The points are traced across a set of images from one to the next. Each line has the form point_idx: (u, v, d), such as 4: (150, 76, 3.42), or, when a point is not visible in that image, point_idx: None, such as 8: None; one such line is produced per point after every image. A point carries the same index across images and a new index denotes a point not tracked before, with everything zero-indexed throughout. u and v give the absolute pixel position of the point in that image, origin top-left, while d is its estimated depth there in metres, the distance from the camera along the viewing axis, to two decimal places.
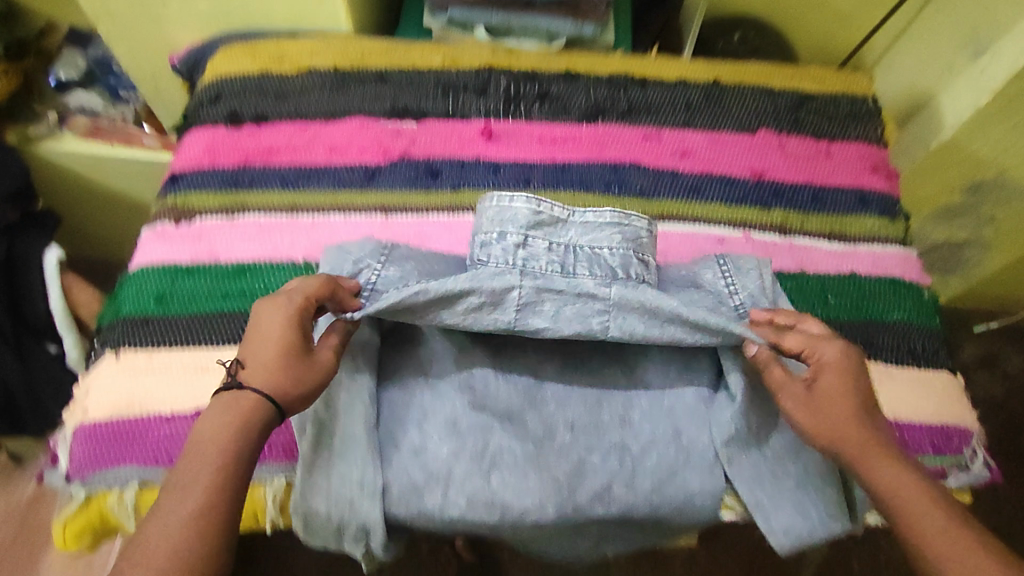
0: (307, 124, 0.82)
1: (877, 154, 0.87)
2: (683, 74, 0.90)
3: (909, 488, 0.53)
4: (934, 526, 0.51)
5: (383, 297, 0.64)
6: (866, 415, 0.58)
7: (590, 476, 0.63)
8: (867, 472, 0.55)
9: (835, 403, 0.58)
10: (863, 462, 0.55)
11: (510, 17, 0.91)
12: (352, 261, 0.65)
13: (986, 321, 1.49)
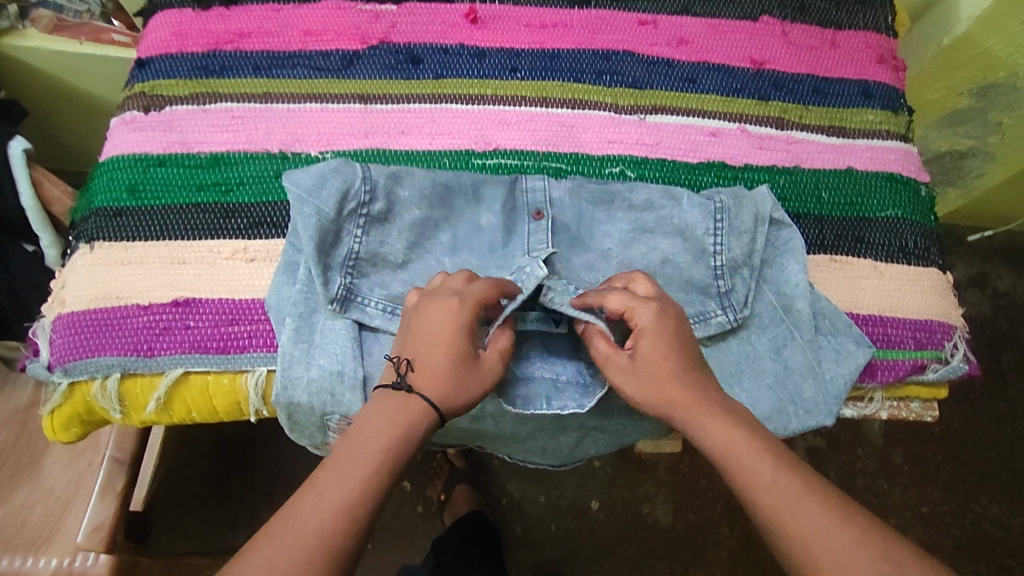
0: (279, 6, 0.77)
1: (884, 44, 0.82)
2: None
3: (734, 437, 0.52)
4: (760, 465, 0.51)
5: (352, 203, 0.63)
6: (687, 365, 0.56)
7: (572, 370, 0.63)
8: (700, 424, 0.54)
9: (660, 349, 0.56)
10: (687, 415, 0.54)
11: None
12: (326, 175, 0.63)
13: (982, 239, 1.47)
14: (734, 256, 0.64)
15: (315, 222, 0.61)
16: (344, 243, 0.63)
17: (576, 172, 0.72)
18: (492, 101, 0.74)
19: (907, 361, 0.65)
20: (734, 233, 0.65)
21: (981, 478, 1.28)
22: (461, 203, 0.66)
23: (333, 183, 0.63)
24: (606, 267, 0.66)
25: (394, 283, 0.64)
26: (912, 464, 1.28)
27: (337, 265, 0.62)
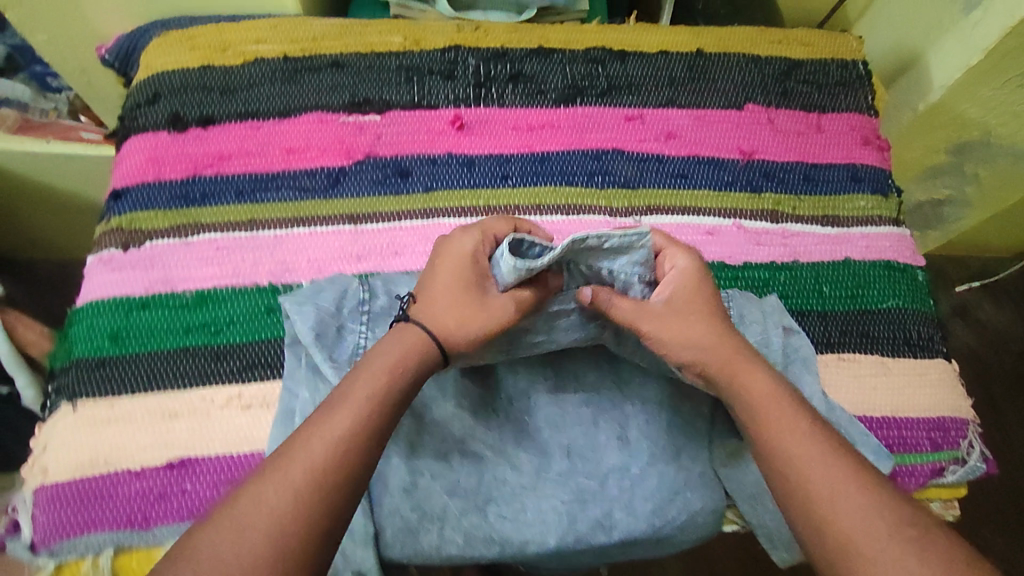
0: (258, 123, 0.75)
1: (867, 124, 0.82)
2: (665, 43, 0.84)
3: (775, 412, 0.55)
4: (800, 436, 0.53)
5: (350, 303, 0.63)
6: None
7: (591, 502, 0.60)
8: (741, 386, 0.56)
9: (685, 314, 0.58)
10: None
11: None
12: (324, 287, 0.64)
13: (961, 272, 1.51)
14: None
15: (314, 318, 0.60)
16: (347, 339, 0.61)
17: None
18: (485, 213, 0.72)
19: (925, 465, 0.65)
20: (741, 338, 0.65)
21: (985, 514, 1.28)
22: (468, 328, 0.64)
23: (333, 287, 0.64)
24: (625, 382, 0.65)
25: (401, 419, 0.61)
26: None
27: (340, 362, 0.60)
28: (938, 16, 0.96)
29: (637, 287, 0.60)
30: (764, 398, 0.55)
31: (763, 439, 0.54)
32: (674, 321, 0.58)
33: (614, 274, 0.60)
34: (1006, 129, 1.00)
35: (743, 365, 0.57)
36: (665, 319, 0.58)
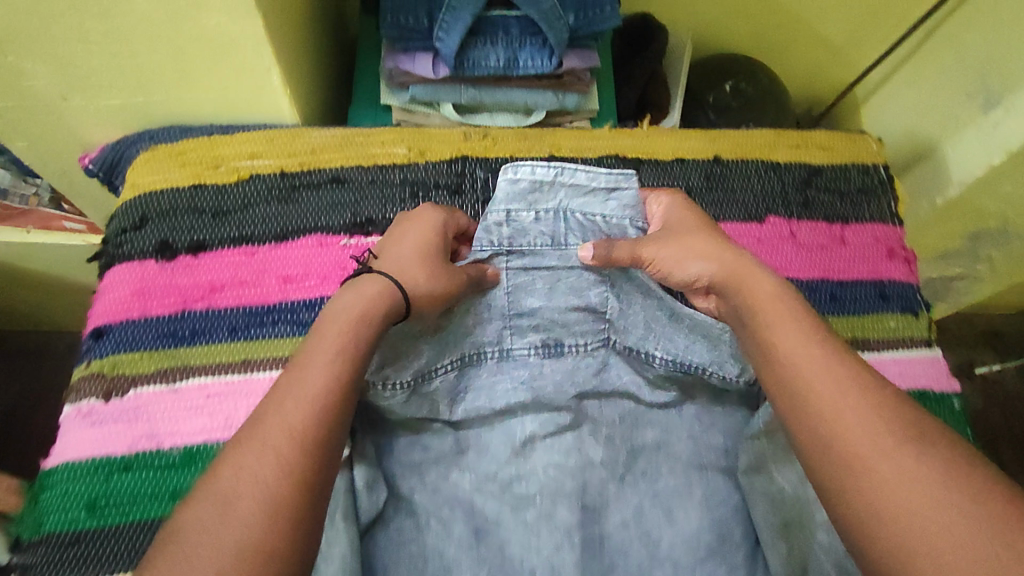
0: (253, 249, 0.70)
1: (892, 234, 0.79)
2: (680, 149, 0.81)
3: (801, 355, 0.51)
4: (828, 380, 0.49)
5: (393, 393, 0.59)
6: None
7: None
8: (743, 290, 0.57)
9: (683, 230, 0.63)
10: None
11: (482, 93, 0.78)
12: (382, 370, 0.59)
13: (972, 340, 1.47)
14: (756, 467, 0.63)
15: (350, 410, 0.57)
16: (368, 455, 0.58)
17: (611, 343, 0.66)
18: None
19: None
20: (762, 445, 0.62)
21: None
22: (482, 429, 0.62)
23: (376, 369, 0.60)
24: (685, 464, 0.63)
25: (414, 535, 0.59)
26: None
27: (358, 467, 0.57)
28: (957, 107, 0.92)
29: (630, 226, 0.67)
30: (764, 307, 0.55)
31: (783, 374, 0.51)
32: (677, 249, 0.61)
33: (608, 220, 0.67)
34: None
35: (742, 269, 0.59)
36: (658, 242, 0.62)
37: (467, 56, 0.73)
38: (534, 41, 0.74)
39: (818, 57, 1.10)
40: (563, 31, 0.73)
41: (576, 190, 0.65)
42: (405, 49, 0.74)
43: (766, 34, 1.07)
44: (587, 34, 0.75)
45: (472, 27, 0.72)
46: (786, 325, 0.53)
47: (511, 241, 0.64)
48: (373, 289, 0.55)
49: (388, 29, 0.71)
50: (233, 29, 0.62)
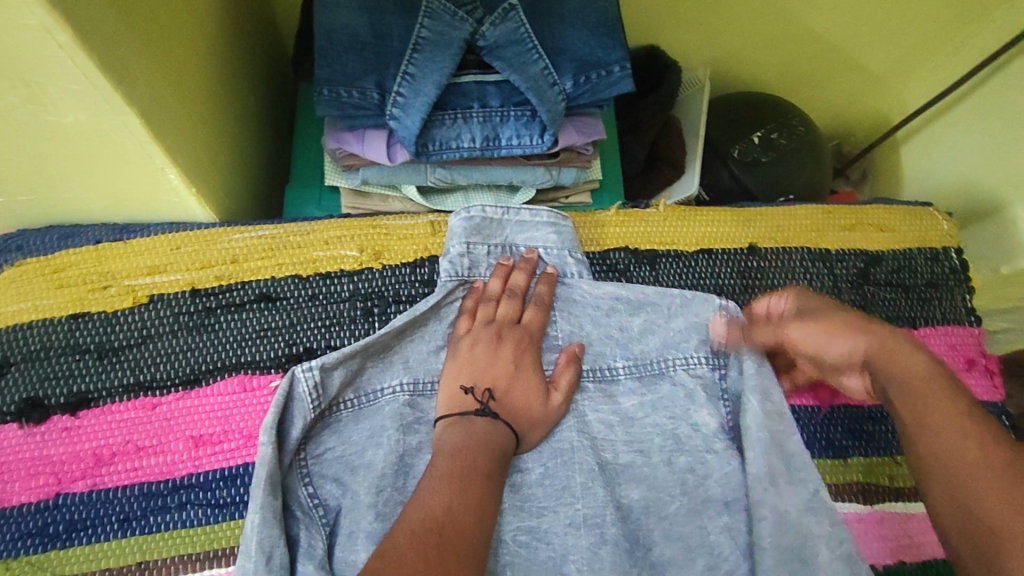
0: (155, 402, 0.53)
1: (968, 338, 0.64)
2: (707, 237, 0.64)
3: (968, 443, 0.44)
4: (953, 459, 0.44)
5: (307, 405, 0.49)
6: None
7: None
8: (886, 372, 0.49)
9: (829, 313, 0.52)
10: None
11: (455, 174, 0.62)
12: (298, 408, 0.48)
13: None
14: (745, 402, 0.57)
15: (268, 470, 0.45)
16: (301, 487, 0.50)
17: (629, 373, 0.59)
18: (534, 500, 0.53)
19: None
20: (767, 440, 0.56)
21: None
22: (361, 384, 0.54)
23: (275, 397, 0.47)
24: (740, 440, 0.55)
25: (306, 474, 0.51)
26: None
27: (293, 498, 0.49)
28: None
29: (570, 264, 0.60)
30: (915, 398, 0.47)
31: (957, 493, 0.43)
32: (820, 329, 0.52)
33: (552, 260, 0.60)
34: None
35: (893, 345, 0.50)
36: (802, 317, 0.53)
37: (431, 137, 0.56)
38: (519, 113, 0.57)
39: (849, 89, 0.95)
40: (558, 101, 0.57)
41: (528, 228, 0.60)
42: (351, 127, 0.57)
43: (795, 63, 0.90)
44: (587, 102, 0.59)
45: (439, 100, 0.55)
46: (938, 414, 0.46)
47: (470, 273, 0.58)
48: (484, 427, 0.51)
49: (325, 104, 0.54)
50: (99, 134, 0.45)
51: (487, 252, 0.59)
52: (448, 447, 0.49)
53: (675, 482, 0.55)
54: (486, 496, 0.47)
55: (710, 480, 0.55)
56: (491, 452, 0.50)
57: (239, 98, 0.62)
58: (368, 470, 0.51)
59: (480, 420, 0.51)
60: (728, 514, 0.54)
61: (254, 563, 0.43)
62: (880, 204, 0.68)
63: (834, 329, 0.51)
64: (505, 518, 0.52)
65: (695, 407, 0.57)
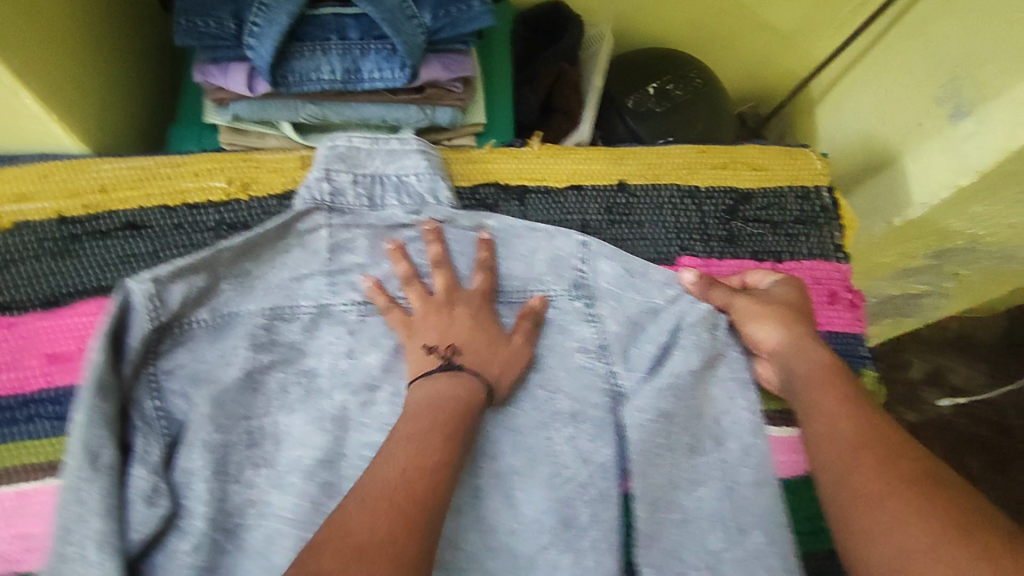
0: (11, 321, 0.55)
1: (834, 274, 0.65)
2: (578, 174, 0.65)
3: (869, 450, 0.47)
4: (825, 427, 0.50)
5: (145, 318, 0.50)
6: None
7: None
8: (795, 365, 0.54)
9: (776, 301, 0.58)
10: None
11: (325, 111, 0.63)
12: (138, 317, 0.50)
13: (936, 330, 1.34)
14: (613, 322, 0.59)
15: (96, 375, 0.46)
16: (146, 400, 0.51)
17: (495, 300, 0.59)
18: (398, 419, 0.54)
19: None
20: (627, 360, 0.58)
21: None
22: (220, 302, 0.55)
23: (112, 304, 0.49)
24: (609, 352, 0.58)
25: (157, 388, 0.52)
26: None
27: (135, 408, 0.50)
28: (917, 116, 0.77)
29: (441, 190, 0.61)
30: (816, 380, 0.53)
31: (856, 492, 0.45)
32: (757, 308, 0.57)
33: (418, 192, 0.60)
34: (992, 237, 0.85)
35: (805, 345, 0.55)
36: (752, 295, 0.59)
37: (290, 68, 0.57)
38: (380, 46, 0.58)
39: (761, 49, 0.94)
40: (417, 34, 0.57)
41: (394, 156, 0.60)
42: (214, 59, 0.58)
43: (704, 23, 0.91)
44: (450, 38, 0.60)
45: (295, 30, 0.56)
46: (824, 395, 0.51)
47: (332, 200, 0.58)
48: (449, 380, 0.51)
49: (183, 34, 0.55)
50: None
51: (351, 177, 0.59)
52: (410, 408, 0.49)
53: (527, 397, 0.56)
54: (460, 443, 0.47)
55: (559, 394, 0.56)
56: (462, 403, 0.50)
57: (112, 34, 0.63)
58: (215, 387, 0.52)
59: (442, 376, 0.51)
60: (572, 425, 0.55)
61: (78, 462, 0.45)
62: (756, 144, 0.68)
63: (767, 309, 0.57)
64: (349, 434, 0.54)
65: (560, 331, 0.59)
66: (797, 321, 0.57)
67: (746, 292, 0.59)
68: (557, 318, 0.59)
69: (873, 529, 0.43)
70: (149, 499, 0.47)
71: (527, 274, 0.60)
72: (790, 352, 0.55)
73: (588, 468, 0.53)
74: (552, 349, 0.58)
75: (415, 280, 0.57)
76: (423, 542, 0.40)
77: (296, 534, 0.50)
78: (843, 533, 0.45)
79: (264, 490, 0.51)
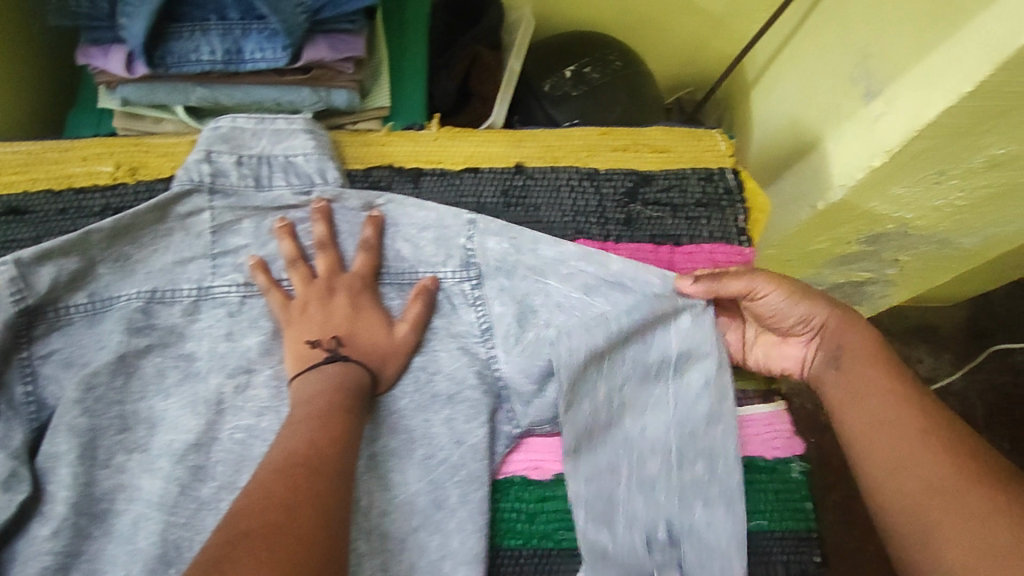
0: None
1: (735, 257, 0.64)
2: (476, 157, 0.64)
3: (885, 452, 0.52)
4: (863, 419, 0.53)
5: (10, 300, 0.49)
6: None
7: None
8: (846, 344, 0.56)
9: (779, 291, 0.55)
10: None
11: (216, 94, 0.62)
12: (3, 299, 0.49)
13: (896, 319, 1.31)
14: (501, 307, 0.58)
15: None
16: (15, 384, 0.51)
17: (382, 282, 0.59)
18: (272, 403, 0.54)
19: None
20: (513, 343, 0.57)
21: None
22: (95, 285, 0.54)
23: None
24: (493, 335, 0.58)
25: (28, 372, 0.51)
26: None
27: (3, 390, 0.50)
28: (837, 98, 0.76)
29: (329, 170, 0.60)
30: (862, 360, 0.55)
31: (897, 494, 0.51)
32: (768, 292, 0.55)
33: (306, 174, 0.60)
34: (923, 221, 0.83)
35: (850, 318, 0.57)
36: (772, 278, 0.56)
37: (168, 49, 0.56)
38: (261, 27, 0.57)
39: (693, 32, 0.94)
40: (297, 14, 0.56)
41: (280, 137, 0.59)
42: (94, 41, 0.57)
43: (632, 6, 0.90)
44: (336, 18, 0.59)
45: (172, 11, 0.55)
46: (881, 379, 0.54)
47: (214, 182, 0.57)
48: (337, 370, 0.51)
49: (59, 16, 0.55)
50: None
51: (233, 157, 0.58)
52: (295, 402, 0.50)
53: (407, 380, 0.55)
54: (346, 437, 0.48)
55: (439, 375, 0.56)
56: (347, 390, 0.51)
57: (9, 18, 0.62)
58: (86, 371, 0.51)
59: (328, 367, 0.51)
60: (449, 407, 0.55)
61: None
62: (661, 126, 0.68)
63: (802, 294, 0.56)
64: (222, 419, 0.53)
65: (447, 314, 0.59)
66: (832, 300, 0.58)
67: (759, 282, 0.55)
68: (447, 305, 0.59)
69: (944, 517, 0.48)
70: (5, 484, 0.47)
71: (416, 256, 0.59)
72: (832, 332, 0.57)
73: (462, 449, 0.53)
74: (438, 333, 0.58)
75: (299, 262, 0.56)
76: (315, 541, 0.40)
77: (161, 518, 0.49)
78: (898, 517, 0.50)
79: (134, 475, 0.51)
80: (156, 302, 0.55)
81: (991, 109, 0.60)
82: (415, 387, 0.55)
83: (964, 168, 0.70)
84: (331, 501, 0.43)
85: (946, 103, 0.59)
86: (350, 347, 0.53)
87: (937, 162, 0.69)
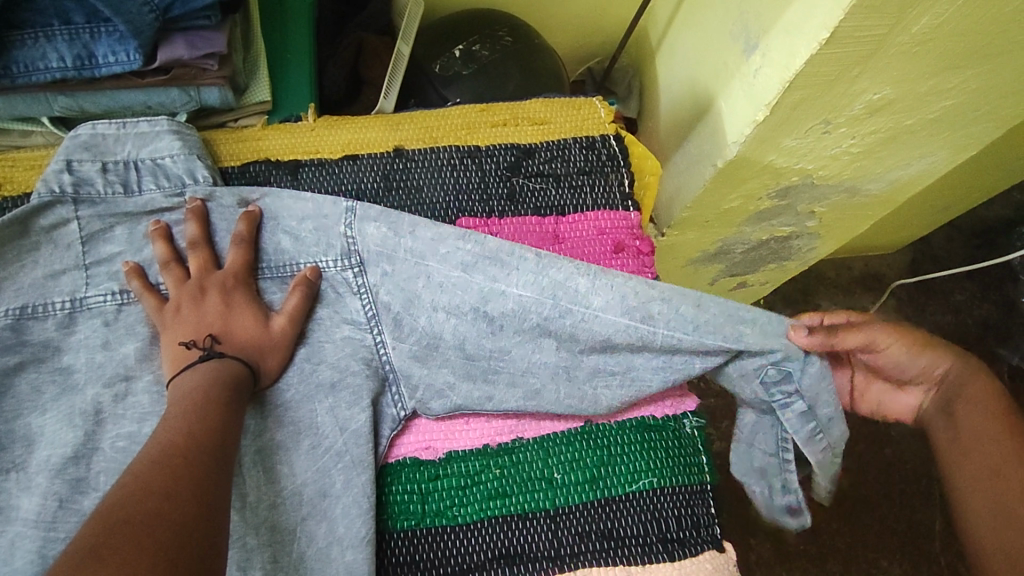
0: None
1: (620, 223, 0.64)
2: (354, 144, 0.64)
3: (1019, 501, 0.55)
4: (975, 470, 0.57)
5: None
6: None
7: None
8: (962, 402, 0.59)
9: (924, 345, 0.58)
10: None
11: (78, 102, 0.61)
12: None
13: (840, 270, 1.28)
14: (383, 292, 0.58)
15: None
16: None
17: (263, 273, 0.58)
18: (152, 408, 0.53)
19: None
20: (397, 328, 0.57)
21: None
22: None
23: None
24: (378, 321, 0.58)
25: None
26: (839, 522, 1.03)
27: None
28: (724, 55, 0.76)
29: (198, 169, 0.59)
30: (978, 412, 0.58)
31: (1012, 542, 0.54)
32: (906, 345, 0.58)
33: (175, 174, 0.59)
34: (826, 171, 0.82)
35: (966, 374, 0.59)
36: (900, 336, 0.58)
37: (14, 59, 0.55)
38: (109, 29, 0.55)
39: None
40: (144, 14, 0.54)
41: (144, 139, 0.59)
42: None
43: None
44: (192, 14, 0.57)
45: (12, 19, 0.54)
46: (990, 428, 0.57)
47: (76, 191, 0.56)
48: (211, 365, 0.50)
49: None
50: None
51: (96, 163, 0.57)
52: (171, 401, 0.48)
53: (292, 372, 0.55)
54: (225, 425, 0.47)
55: (322, 365, 0.56)
56: (224, 382, 0.49)
57: None
58: None
59: (202, 364, 0.50)
60: (333, 395, 0.55)
61: None
62: (541, 98, 0.68)
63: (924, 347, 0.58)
64: (102, 428, 0.53)
65: (326, 301, 0.58)
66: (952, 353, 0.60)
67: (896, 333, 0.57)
68: (329, 293, 0.58)
69: None
70: None
71: (295, 246, 0.59)
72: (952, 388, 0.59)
73: (345, 436, 0.54)
74: (322, 322, 0.57)
75: (172, 263, 0.56)
76: (183, 527, 0.39)
77: (39, 535, 0.49)
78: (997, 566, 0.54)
79: (12, 495, 0.50)
80: (24, 319, 0.54)
81: (854, 54, 0.60)
82: (300, 378, 0.55)
83: (847, 115, 0.71)
84: (210, 492, 0.42)
85: (811, 50, 0.59)
86: (227, 343, 0.52)
87: (819, 112, 0.69)
